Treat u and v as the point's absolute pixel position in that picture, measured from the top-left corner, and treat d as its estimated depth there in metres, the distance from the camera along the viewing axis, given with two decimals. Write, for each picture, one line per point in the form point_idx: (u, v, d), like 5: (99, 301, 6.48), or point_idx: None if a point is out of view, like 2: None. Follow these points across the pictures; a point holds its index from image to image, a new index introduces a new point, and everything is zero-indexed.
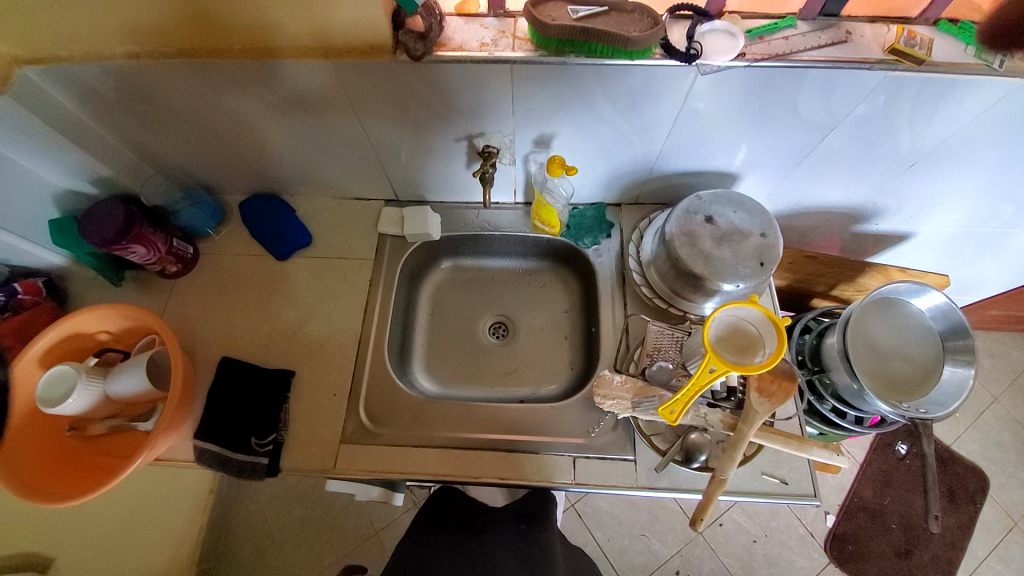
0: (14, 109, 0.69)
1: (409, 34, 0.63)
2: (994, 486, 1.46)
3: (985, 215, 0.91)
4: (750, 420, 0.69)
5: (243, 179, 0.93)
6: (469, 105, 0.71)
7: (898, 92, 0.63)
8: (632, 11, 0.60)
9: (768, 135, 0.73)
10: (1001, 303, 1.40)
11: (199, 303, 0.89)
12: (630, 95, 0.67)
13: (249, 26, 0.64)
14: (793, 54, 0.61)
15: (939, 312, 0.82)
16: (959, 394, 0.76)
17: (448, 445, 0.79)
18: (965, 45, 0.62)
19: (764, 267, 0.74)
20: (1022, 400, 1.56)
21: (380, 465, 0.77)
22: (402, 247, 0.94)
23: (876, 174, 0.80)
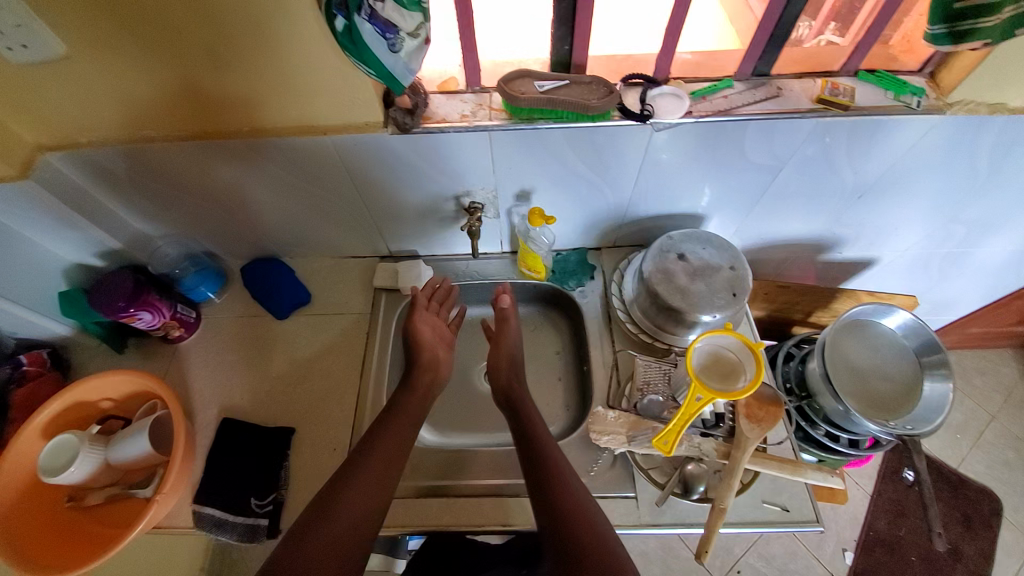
0: (35, 192, 0.76)
1: (398, 111, 0.70)
2: (1008, 508, 1.49)
3: (941, 236, 0.99)
4: (743, 446, 0.70)
5: (244, 244, 0.99)
6: (454, 168, 0.79)
7: (833, 135, 0.72)
8: (589, 82, 0.69)
9: (724, 178, 0.81)
10: (980, 321, 1.46)
11: (200, 365, 0.91)
12: (597, 151, 0.75)
13: (256, 110, 0.72)
14: (735, 110, 0.69)
15: (909, 329, 0.86)
16: (942, 408, 0.79)
17: (449, 495, 0.79)
18: (886, 92, 0.70)
19: (737, 298, 0.80)
20: (1019, 417, 1.62)
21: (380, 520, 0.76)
22: (397, 301, 0.97)
23: (831, 205, 0.88)
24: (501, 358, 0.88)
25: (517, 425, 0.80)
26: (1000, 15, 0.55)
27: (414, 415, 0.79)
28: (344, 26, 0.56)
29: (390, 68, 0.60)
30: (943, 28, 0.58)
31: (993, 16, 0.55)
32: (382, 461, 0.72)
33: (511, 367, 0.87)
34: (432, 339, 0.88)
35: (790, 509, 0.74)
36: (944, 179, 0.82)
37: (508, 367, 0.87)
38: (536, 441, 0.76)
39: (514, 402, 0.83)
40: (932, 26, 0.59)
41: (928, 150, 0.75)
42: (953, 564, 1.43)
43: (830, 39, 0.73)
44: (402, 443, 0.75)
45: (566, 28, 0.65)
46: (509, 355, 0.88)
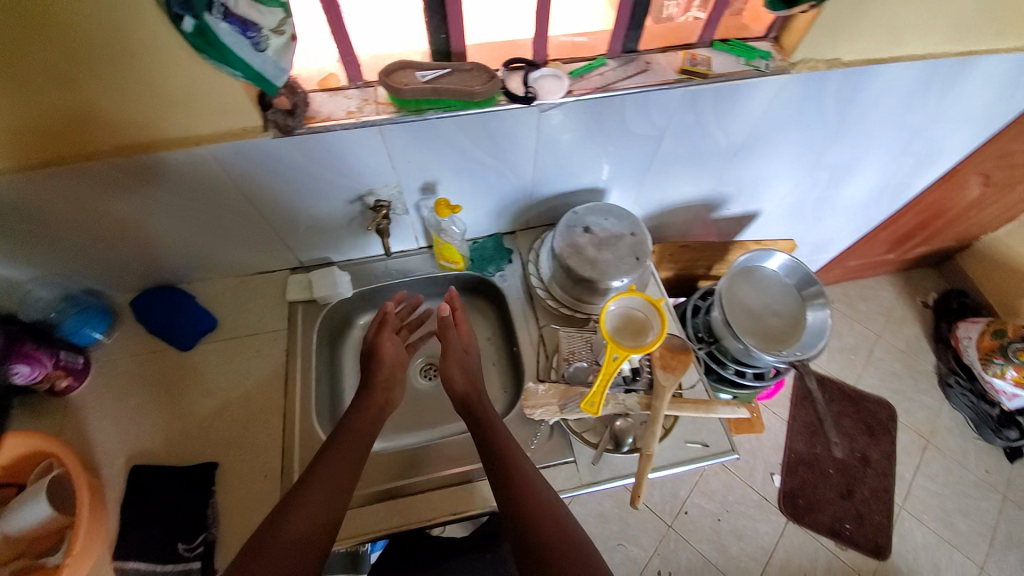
0: None
1: (278, 113, 0.67)
2: (899, 411, 1.74)
3: (809, 183, 1.12)
4: (661, 394, 0.76)
5: (133, 276, 0.90)
6: (351, 168, 0.77)
7: (700, 102, 0.79)
8: (470, 69, 0.70)
9: (614, 151, 0.86)
10: (856, 254, 1.67)
11: (99, 415, 0.83)
12: (491, 136, 0.76)
13: (119, 129, 0.66)
14: (612, 86, 0.74)
15: (789, 268, 0.98)
16: (823, 332, 0.91)
17: (397, 496, 0.78)
18: (739, 58, 0.78)
19: (640, 261, 0.86)
20: (897, 332, 1.88)
21: None
22: (316, 311, 0.94)
23: (713, 166, 0.96)
24: (457, 362, 0.84)
25: (472, 423, 0.78)
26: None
27: (365, 431, 0.76)
28: (194, 26, 0.53)
29: (259, 70, 0.58)
30: None
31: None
32: (334, 473, 0.69)
33: (466, 373, 0.84)
34: (388, 361, 0.85)
35: (709, 444, 0.82)
36: (800, 132, 0.93)
37: (461, 371, 0.83)
38: (494, 438, 0.75)
39: (473, 407, 0.80)
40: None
41: (784, 108, 0.85)
42: (863, 469, 1.64)
43: (696, 15, 0.79)
44: (351, 464, 0.71)
45: (439, 16, 0.65)
46: (465, 360, 0.85)
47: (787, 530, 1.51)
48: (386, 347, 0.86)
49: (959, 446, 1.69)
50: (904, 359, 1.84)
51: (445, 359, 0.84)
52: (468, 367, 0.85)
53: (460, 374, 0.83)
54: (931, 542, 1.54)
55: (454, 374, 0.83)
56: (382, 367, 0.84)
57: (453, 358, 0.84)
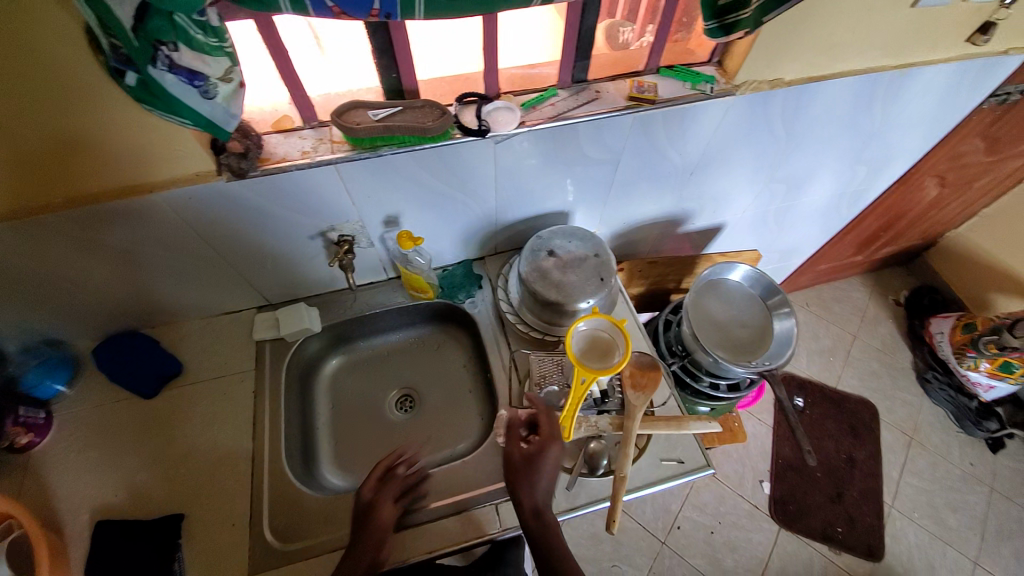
0: None
1: (231, 156, 0.68)
2: (880, 410, 1.76)
3: (769, 194, 1.15)
4: (633, 414, 0.76)
5: (94, 323, 0.88)
6: (311, 206, 0.77)
7: (650, 125, 0.81)
8: (422, 106, 0.71)
9: (573, 175, 0.88)
10: (825, 258, 1.71)
11: (58, 472, 0.80)
12: (448, 168, 0.77)
13: (70, 180, 0.66)
14: (563, 115, 0.76)
15: (753, 279, 1.01)
16: (790, 341, 0.92)
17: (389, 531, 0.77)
18: (684, 83, 0.81)
19: (605, 281, 0.88)
20: (873, 332, 1.92)
21: None
22: (284, 348, 0.93)
23: (672, 185, 0.99)
24: (530, 478, 0.71)
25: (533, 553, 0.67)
26: (751, 6, 0.60)
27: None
28: (137, 79, 0.53)
29: (208, 116, 0.58)
30: (715, 22, 0.64)
31: (743, 10, 0.61)
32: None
33: (539, 490, 0.71)
34: (384, 530, 0.70)
35: (685, 461, 0.82)
36: (753, 148, 0.96)
37: (532, 491, 0.70)
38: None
39: (537, 537, 0.68)
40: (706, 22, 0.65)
41: (734, 126, 0.88)
42: (849, 470, 1.65)
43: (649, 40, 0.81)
44: None
45: (389, 57, 0.67)
46: (542, 478, 0.72)
47: (779, 538, 1.51)
48: (384, 509, 0.72)
49: (941, 440, 1.71)
50: (881, 357, 1.87)
51: (514, 468, 0.73)
52: (541, 489, 0.71)
53: (530, 491, 0.71)
54: (923, 540, 1.55)
55: (526, 487, 0.71)
56: (372, 540, 0.69)
57: (526, 474, 0.72)
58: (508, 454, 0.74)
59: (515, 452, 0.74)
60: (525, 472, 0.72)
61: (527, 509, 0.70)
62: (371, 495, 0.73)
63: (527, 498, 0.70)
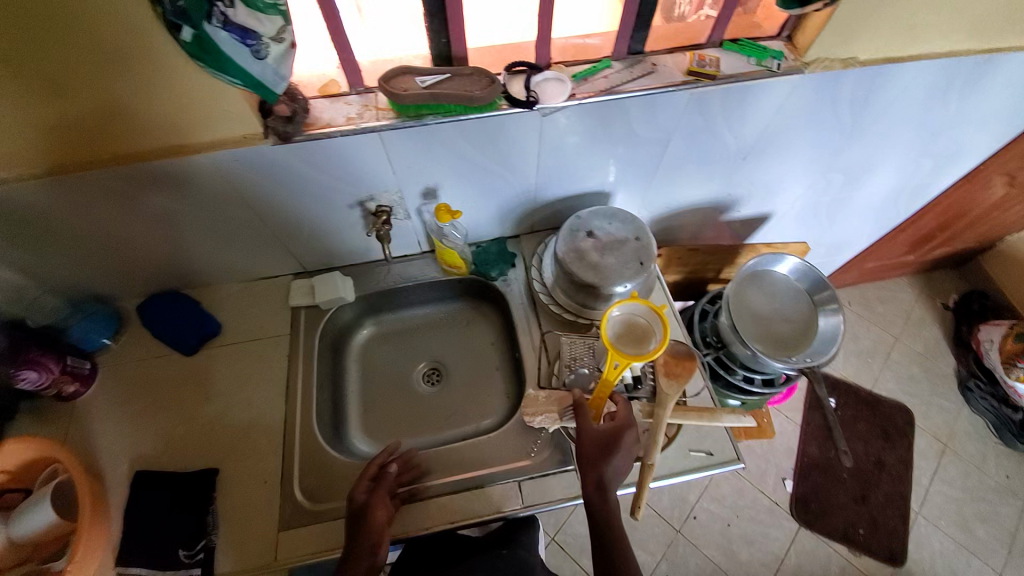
0: None
1: (276, 119, 0.67)
2: (917, 417, 1.69)
3: (823, 184, 1.08)
4: (664, 403, 0.74)
5: (139, 281, 0.91)
6: (351, 174, 0.76)
7: (707, 104, 0.76)
8: (471, 74, 0.68)
9: (619, 154, 0.84)
10: (874, 256, 1.62)
11: (104, 419, 0.83)
12: (492, 140, 0.75)
13: (119, 138, 0.66)
14: (616, 89, 0.72)
15: (800, 272, 0.96)
16: (835, 339, 0.88)
17: (426, 498, 0.78)
18: (749, 58, 0.75)
19: (645, 266, 0.85)
20: (916, 335, 1.83)
21: (315, 547, 0.74)
22: (318, 316, 0.94)
23: (721, 169, 0.94)
24: (604, 459, 0.68)
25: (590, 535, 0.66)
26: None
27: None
28: (193, 36, 0.51)
29: (259, 78, 0.57)
30: None
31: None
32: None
33: (610, 472, 0.68)
34: (378, 531, 0.68)
35: (714, 453, 0.80)
36: (814, 133, 0.90)
37: (603, 469, 0.68)
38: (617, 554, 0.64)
39: (597, 513, 0.67)
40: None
41: (796, 108, 0.82)
42: (877, 474, 1.60)
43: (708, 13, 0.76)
44: None
45: (439, 21, 0.64)
46: (615, 461, 0.69)
47: (798, 536, 1.48)
48: (378, 510, 0.70)
49: (980, 452, 1.64)
50: (923, 363, 1.79)
51: (587, 446, 0.69)
52: (611, 468, 0.69)
53: (606, 470, 0.68)
54: (949, 550, 1.50)
55: (598, 467, 0.68)
56: (366, 544, 0.67)
57: (599, 453, 0.69)
58: (583, 430, 0.71)
59: (590, 429, 0.71)
60: (598, 452, 0.69)
61: (591, 486, 0.68)
62: (363, 497, 0.72)
63: (593, 472, 0.68)
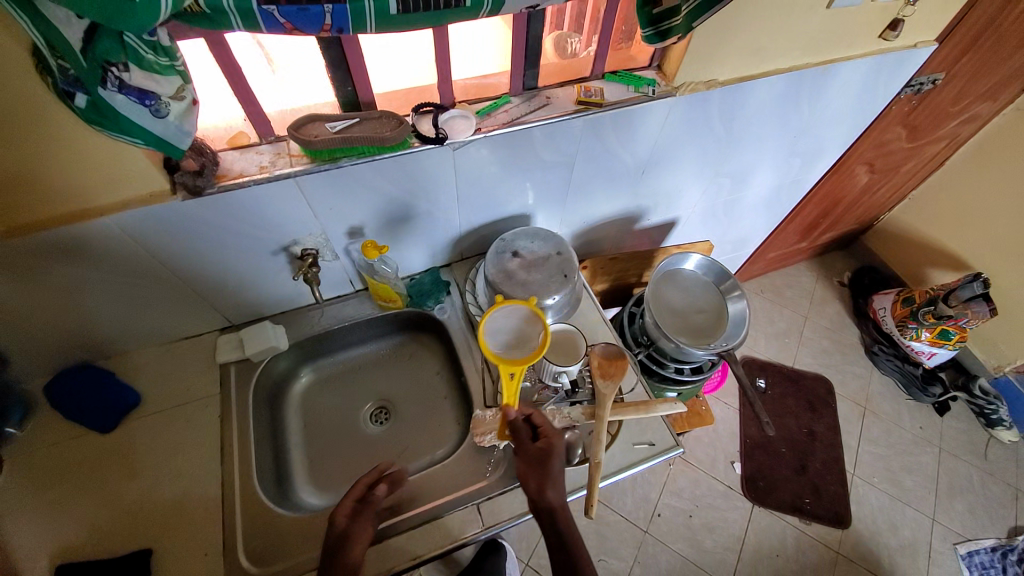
0: None
1: (186, 175, 0.66)
2: (835, 385, 1.88)
3: (717, 189, 1.23)
4: (603, 402, 0.79)
5: (41, 359, 0.84)
6: (272, 221, 0.77)
7: (600, 127, 0.85)
8: (380, 117, 0.73)
9: (531, 178, 0.91)
10: (774, 246, 1.82)
11: (7, 520, 0.75)
12: (409, 177, 0.79)
13: (10, 209, 0.63)
14: (517, 120, 0.79)
15: (705, 267, 1.06)
16: (743, 322, 0.98)
17: (385, 538, 0.76)
18: (628, 87, 0.86)
19: (568, 278, 0.91)
20: (822, 313, 2.05)
21: None
22: (251, 369, 0.91)
23: (626, 184, 1.04)
24: (548, 474, 0.70)
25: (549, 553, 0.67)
26: (681, 14, 0.66)
27: None
28: (87, 101, 0.51)
29: (160, 136, 0.57)
30: (651, 30, 0.70)
31: (674, 17, 0.67)
32: None
33: (559, 487, 0.70)
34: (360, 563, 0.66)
35: (656, 443, 0.85)
36: (698, 145, 1.02)
37: (552, 484, 0.70)
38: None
39: (561, 528, 0.67)
40: (642, 28, 0.70)
41: (677, 124, 0.94)
42: (811, 443, 1.75)
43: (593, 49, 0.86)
44: None
45: (343, 70, 0.68)
46: (556, 477, 0.71)
47: (753, 514, 1.57)
48: (359, 539, 0.67)
49: (891, 408, 1.84)
50: (832, 336, 2.00)
51: (525, 468, 0.72)
52: (559, 481, 0.71)
53: (553, 489, 0.70)
54: (883, 502, 1.65)
55: (547, 484, 0.70)
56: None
57: (541, 470, 0.71)
58: (521, 452, 0.73)
59: (528, 449, 0.73)
60: (540, 470, 0.71)
61: (550, 507, 0.69)
62: (344, 522, 0.69)
63: (540, 490, 0.70)
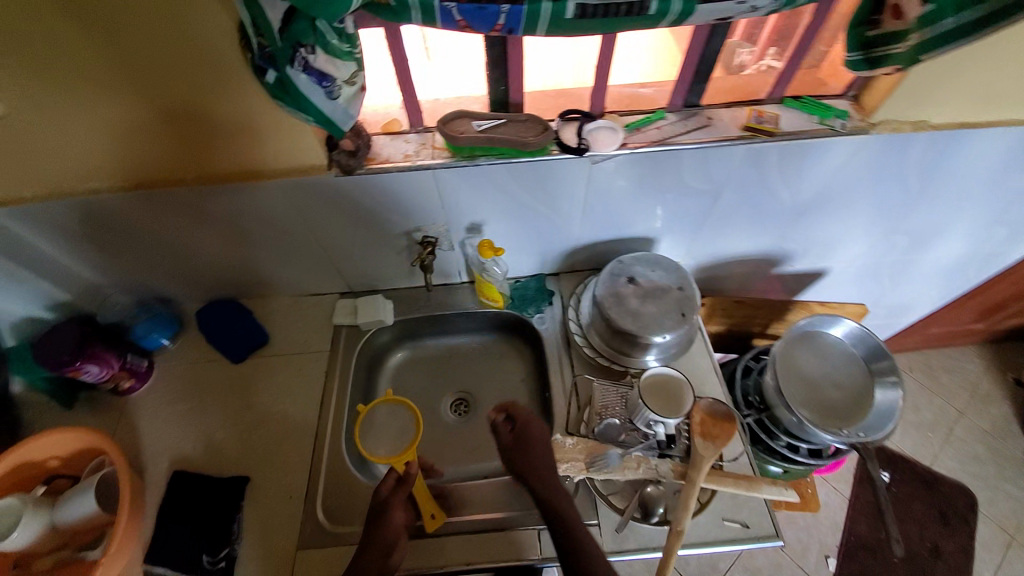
0: None
1: (342, 153, 0.71)
2: (982, 501, 1.52)
3: (887, 246, 1.02)
4: (699, 465, 0.69)
5: (198, 288, 0.97)
6: (404, 206, 0.80)
7: (765, 159, 0.75)
8: (525, 121, 0.71)
9: (668, 203, 0.83)
10: (938, 321, 1.50)
11: (150, 417, 0.89)
12: (542, 184, 0.76)
13: (197, 161, 0.72)
14: (669, 140, 0.72)
15: (856, 338, 0.89)
16: (892, 415, 0.81)
17: (441, 535, 0.76)
18: (811, 116, 0.74)
19: (686, 318, 0.82)
20: (985, 412, 1.66)
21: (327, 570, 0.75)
22: (358, 336, 0.97)
23: (775, 224, 0.91)
24: (533, 453, 0.71)
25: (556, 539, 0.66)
26: (907, 42, 0.54)
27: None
28: (275, 78, 0.54)
29: (329, 116, 0.59)
30: (860, 54, 0.60)
31: (898, 43, 0.55)
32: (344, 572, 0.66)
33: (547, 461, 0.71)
34: (397, 533, 0.68)
35: (750, 526, 0.75)
36: (880, 193, 0.85)
37: (542, 462, 0.71)
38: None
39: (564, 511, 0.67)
40: (849, 52, 0.61)
41: (860, 166, 0.78)
42: (932, 561, 1.45)
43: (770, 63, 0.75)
44: None
45: (501, 69, 0.67)
46: (542, 451, 0.72)
47: None
48: (396, 514, 0.69)
49: None
50: (991, 442, 1.61)
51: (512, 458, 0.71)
52: (547, 458, 0.72)
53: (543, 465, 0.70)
54: None
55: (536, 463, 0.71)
56: (381, 542, 0.67)
57: (525, 453, 0.71)
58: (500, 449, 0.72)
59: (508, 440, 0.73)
60: (525, 455, 0.71)
61: (552, 505, 0.67)
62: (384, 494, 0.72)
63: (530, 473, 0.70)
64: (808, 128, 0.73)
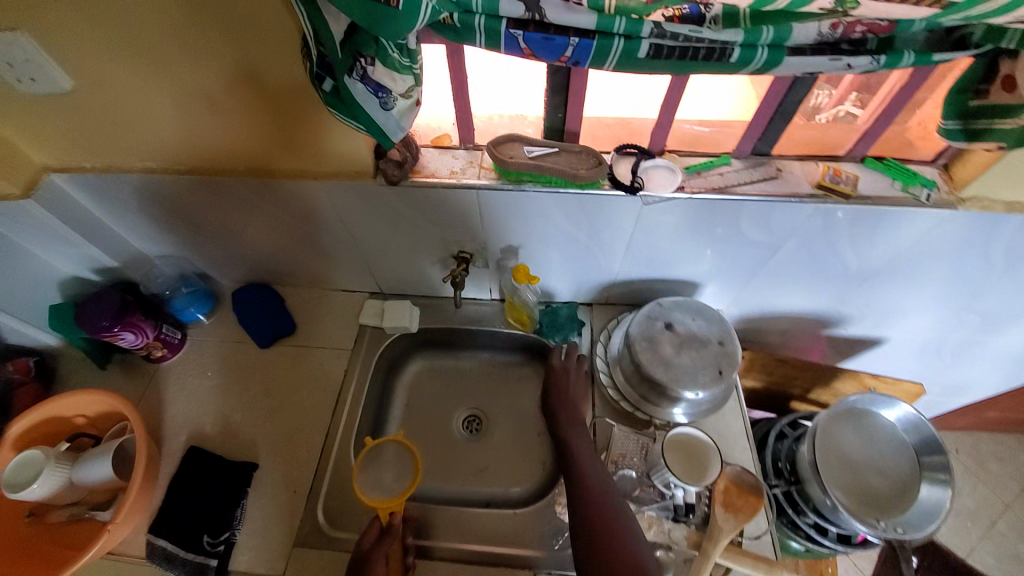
0: (51, 223, 0.79)
1: (389, 163, 0.70)
2: None
3: (954, 324, 0.93)
4: (715, 538, 0.67)
5: (235, 269, 0.99)
6: (444, 220, 0.78)
7: (833, 221, 0.69)
8: (579, 152, 0.68)
9: (719, 251, 0.78)
10: (998, 406, 1.36)
11: (174, 389, 0.91)
12: (588, 217, 0.73)
13: (249, 153, 0.73)
14: (730, 189, 0.68)
15: (910, 424, 0.81)
16: (936, 517, 0.73)
17: (434, 559, 0.76)
18: (893, 181, 0.68)
19: (723, 376, 0.77)
20: None
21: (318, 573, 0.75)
22: (381, 339, 0.96)
23: (833, 286, 0.84)
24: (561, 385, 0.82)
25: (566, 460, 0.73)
26: (1016, 120, 0.48)
27: None
28: (332, 86, 0.54)
29: (381, 126, 0.57)
30: (957, 124, 0.54)
31: (1007, 118, 0.49)
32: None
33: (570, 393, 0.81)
34: None
35: None
36: (958, 271, 0.77)
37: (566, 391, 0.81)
38: (589, 529, 0.61)
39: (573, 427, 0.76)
40: (945, 120, 0.54)
41: (941, 241, 0.71)
42: None
43: (849, 110, 0.68)
44: None
45: (561, 96, 0.64)
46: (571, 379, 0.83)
47: None
48: (377, 566, 0.68)
49: None
50: None
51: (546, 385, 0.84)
52: (572, 390, 0.82)
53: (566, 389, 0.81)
54: None
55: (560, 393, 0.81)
56: None
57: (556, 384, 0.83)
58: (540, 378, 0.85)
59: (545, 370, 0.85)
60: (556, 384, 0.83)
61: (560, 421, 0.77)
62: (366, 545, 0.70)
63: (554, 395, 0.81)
64: (888, 195, 0.66)
